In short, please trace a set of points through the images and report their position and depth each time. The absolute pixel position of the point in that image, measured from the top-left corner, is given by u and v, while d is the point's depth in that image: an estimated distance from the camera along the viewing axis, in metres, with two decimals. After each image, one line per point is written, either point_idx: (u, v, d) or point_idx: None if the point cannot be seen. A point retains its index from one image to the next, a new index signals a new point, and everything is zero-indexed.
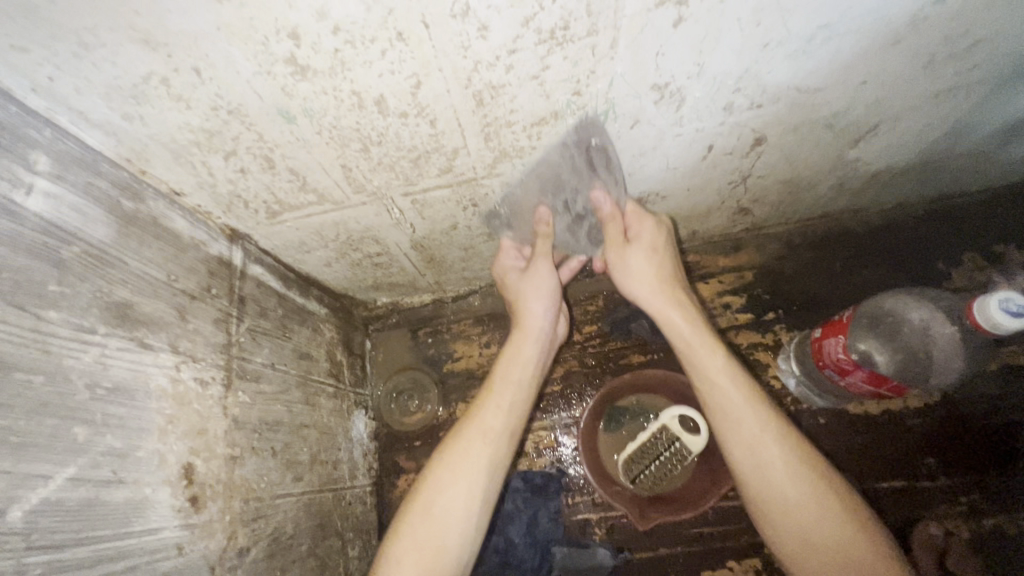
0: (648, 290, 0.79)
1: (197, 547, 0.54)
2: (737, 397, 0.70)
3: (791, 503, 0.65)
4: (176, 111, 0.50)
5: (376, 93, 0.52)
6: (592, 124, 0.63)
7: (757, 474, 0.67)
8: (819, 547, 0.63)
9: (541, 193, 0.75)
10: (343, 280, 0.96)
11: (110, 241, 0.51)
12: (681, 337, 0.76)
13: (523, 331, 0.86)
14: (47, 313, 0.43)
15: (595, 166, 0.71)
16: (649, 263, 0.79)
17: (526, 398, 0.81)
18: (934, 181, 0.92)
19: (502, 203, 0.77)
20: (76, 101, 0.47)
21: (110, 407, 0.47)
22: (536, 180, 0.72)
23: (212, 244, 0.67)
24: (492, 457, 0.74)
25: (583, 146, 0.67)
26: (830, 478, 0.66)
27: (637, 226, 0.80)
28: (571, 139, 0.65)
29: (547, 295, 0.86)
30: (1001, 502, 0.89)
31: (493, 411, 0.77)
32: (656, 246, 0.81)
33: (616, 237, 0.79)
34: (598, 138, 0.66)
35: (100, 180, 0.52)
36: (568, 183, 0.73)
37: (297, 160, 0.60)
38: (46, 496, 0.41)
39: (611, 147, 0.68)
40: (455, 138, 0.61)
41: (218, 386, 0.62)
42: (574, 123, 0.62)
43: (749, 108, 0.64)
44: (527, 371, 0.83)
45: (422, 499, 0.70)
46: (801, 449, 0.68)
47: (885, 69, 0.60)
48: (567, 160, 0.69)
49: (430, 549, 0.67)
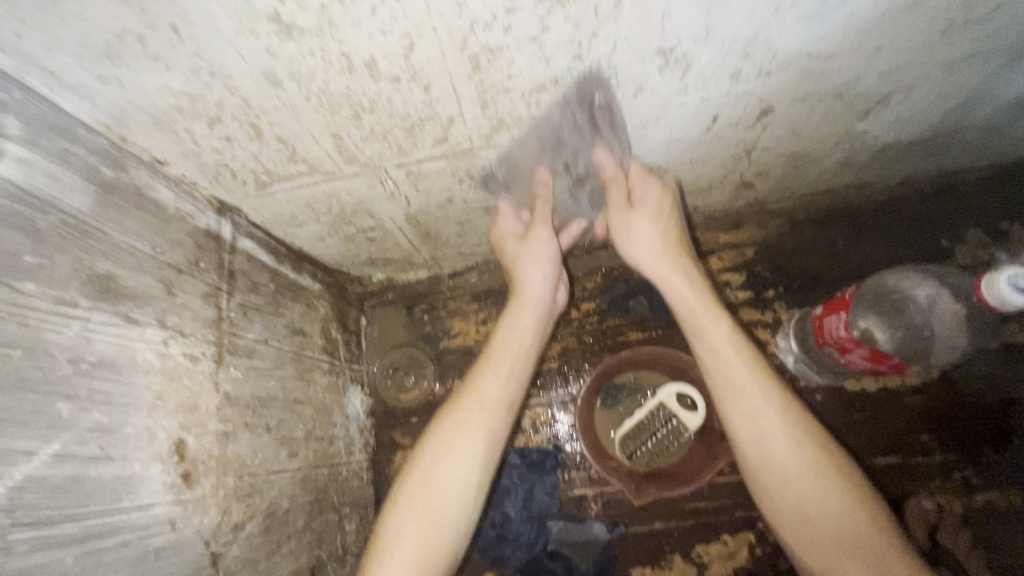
0: (653, 256, 0.76)
1: (190, 522, 0.54)
2: (739, 367, 0.70)
3: (790, 472, 0.65)
4: (154, 73, 0.47)
5: (367, 54, 0.49)
6: (596, 78, 0.58)
7: (756, 446, 0.67)
8: (816, 516, 0.63)
9: (541, 154, 0.71)
10: (337, 255, 0.94)
11: (89, 211, 0.49)
12: (686, 307, 0.74)
13: (522, 299, 0.84)
14: (24, 286, 0.41)
15: (597, 125, 0.66)
16: (655, 227, 0.77)
17: (524, 368, 0.81)
18: (942, 156, 0.90)
19: (499, 166, 0.73)
20: (46, 60, 0.44)
21: (95, 383, 0.46)
22: (536, 141, 0.68)
23: (199, 217, 0.65)
24: (490, 427, 0.74)
25: (586, 102, 0.62)
26: (830, 449, 0.66)
27: (640, 186, 0.78)
28: (572, 96, 0.61)
29: (547, 262, 0.83)
30: (993, 478, 0.90)
31: (492, 381, 0.76)
32: (659, 210, 0.78)
33: (617, 199, 0.76)
34: (602, 94, 0.61)
35: (77, 146, 0.50)
36: (568, 144, 0.69)
37: (285, 127, 0.57)
38: (30, 473, 0.40)
39: (616, 106, 0.64)
40: (450, 105, 0.58)
41: (209, 362, 0.61)
42: (578, 76, 0.57)
43: (757, 76, 0.61)
44: (526, 340, 0.82)
45: (420, 471, 0.70)
46: (802, 420, 0.67)
47: (900, 35, 0.57)
48: (568, 119, 0.65)
49: (429, 518, 0.67)
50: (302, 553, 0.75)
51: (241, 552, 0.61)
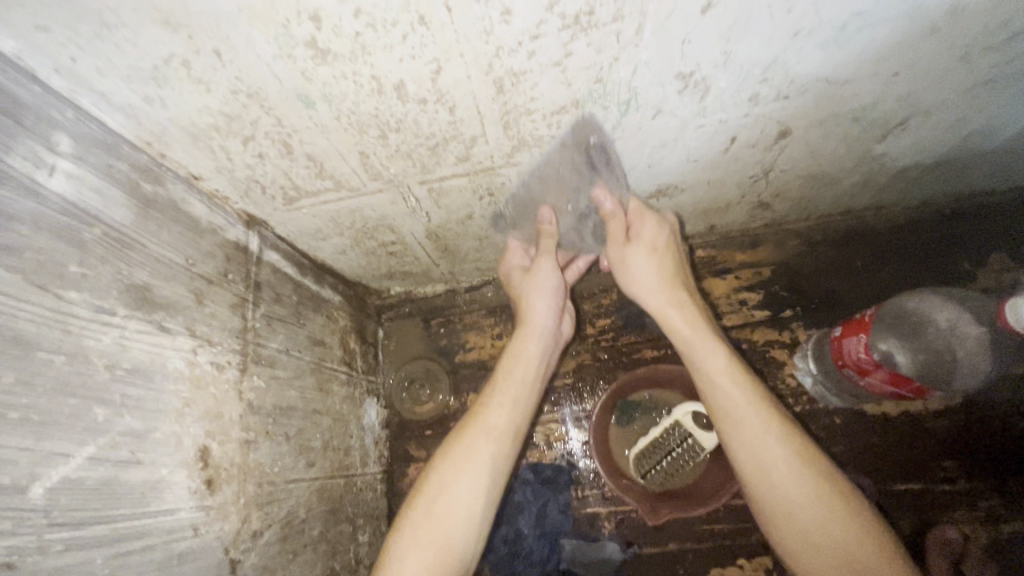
0: (648, 287, 0.77)
1: (212, 528, 0.55)
2: (739, 397, 0.69)
3: (793, 502, 0.64)
4: (196, 94, 0.50)
5: (396, 78, 0.51)
6: (589, 124, 0.63)
7: (757, 474, 0.67)
8: (824, 549, 0.62)
9: (546, 192, 0.76)
10: (358, 268, 0.96)
11: (130, 225, 0.52)
12: (683, 338, 0.75)
13: (527, 329, 0.85)
14: (68, 295, 0.43)
15: (595, 166, 0.71)
16: (651, 261, 0.78)
17: (529, 399, 0.81)
18: (964, 178, 0.89)
19: (509, 203, 0.79)
20: (98, 83, 0.47)
21: (129, 388, 0.48)
22: (539, 179, 0.73)
23: (229, 229, 0.68)
24: (496, 454, 0.74)
25: (581, 145, 0.67)
26: (835, 478, 0.65)
27: (637, 224, 0.79)
28: (568, 139, 0.65)
29: (552, 293, 0.86)
30: (1020, 508, 0.88)
31: (497, 410, 0.77)
32: (657, 244, 0.79)
33: (616, 236, 0.78)
34: (597, 136, 0.66)
35: (121, 162, 0.52)
36: (570, 185, 0.74)
37: (315, 145, 0.59)
38: (66, 474, 0.41)
39: (611, 147, 0.69)
40: (474, 126, 0.60)
41: (234, 370, 0.63)
42: (572, 120, 0.62)
43: (775, 99, 0.62)
44: (531, 369, 0.82)
45: (425, 497, 0.70)
46: (803, 449, 0.66)
47: (918, 60, 0.58)
48: (566, 162, 0.70)
49: (436, 546, 0.67)
50: (317, 563, 0.75)
51: (259, 560, 0.62)
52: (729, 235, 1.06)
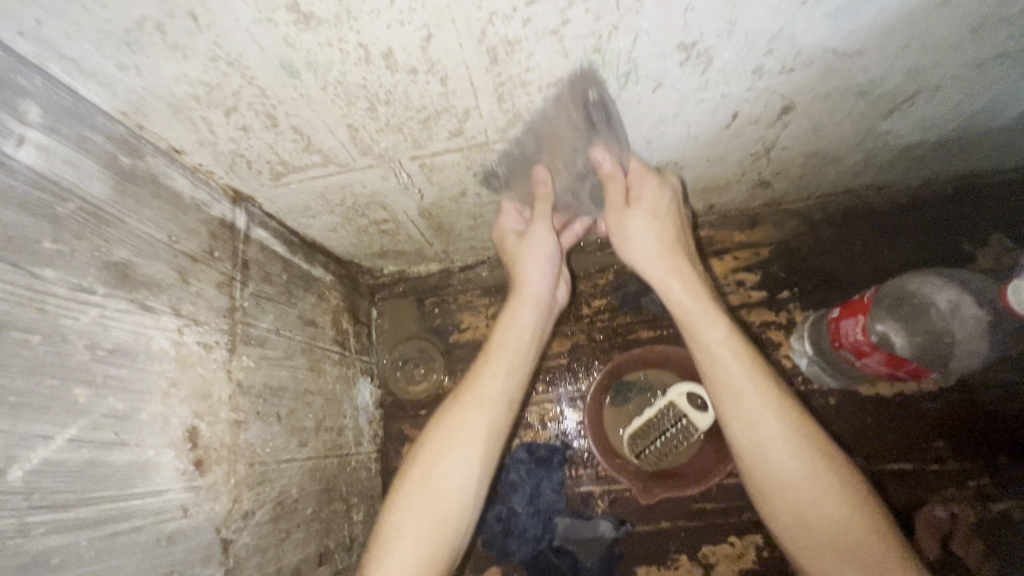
0: (648, 255, 0.76)
1: (202, 509, 0.54)
2: (738, 370, 0.69)
3: (788, 476, 0.64)
4: (173, 61, 0.47)
5: (384, 46, 0.48)
6: (587, 78, 0.58)
7: (753, 447, 0.66)
8: (815, 523, 0.62)
9: (540, 151, 0.70)
10: (350, 246, 0.94)
11: (108, 200, 0.50)
12: (684, 309, 0.74)
13: (521, 297, 0.83)
14: (43, 273, 0.42)
15: (593, 123, 0.65)
16: (650, 226, 0.76)
17: (523, 368, 0.80)
18: (968, 157, 0.87)
19: (500, 164, 0.73)
20: (67, 48, 0.44)
21: (111, 369, 0.46)
22: (534, 138, 0.67)
23: (214, 206, 0.66)
24: (489, 425, 0.73)
25: (578, 99, 0.61)
26: (830, 453, 0.65)
27: (637, 186, 0.76)
28: (565, 94, 0.60)
29: (547, 260, 0.83)
30: (1009, 488, 0.89)
31: (491, 382, 0.76)
32: (658, 209, 0.77)
33: (615, 198, 0.75)
34: (595, 92, 0.60)
35: (96, 133, 0.50)
36: (566, 143, 0.69)
37: (301, 118, 0.57)
38: (46, 457, 0.40)
39: (611, 104, 0.63)
40: (467, 99, 0.58)
41: (222, 350, 0.61)
42: (568, 74, 0.56)
43: (780, 72, 0.60)
44: (525, 338, 0.81)
45: (419, 469, 0.70)
46: (800, 423, 0.66)
47: (929, 32, 0.56)
48: (563, 118, 0.64)
49: (430, 517, 0.66)
50: (311, 542, 0.76)
51: (252, 539, 0.62)
52: (727, 214, 1.04)
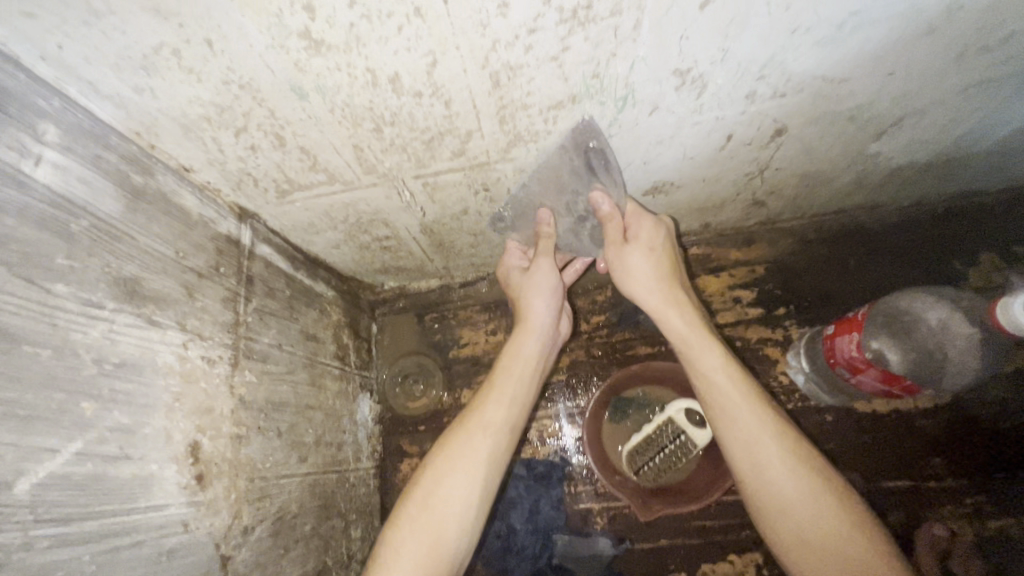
0: (643, 288, 0.78)
1: (202, 524, 0.54)
2: (735, 395, 0.70)
3: (789, 499, 0.64)
4: (187, 84, 0.49)
5: (391, 71, 0.50)
6: (588, 127, 0.64)
7: (752, 470, 0.67)
8: (817, 544, 0.62)
9: (544, 193, 0.76)
10: (352, 262, 0.95)
11: (119, 216, 0.51)
12: (679, 336, 0.75)
13: (525, 328, 0.86)
14: (54, 288, 0.43)
15: (594, 169, 0.71)
16: (648, 261, 0.79)
17: (526, 395, 0.81)
18: (956, 178, 0.90)
19: (507, 205, 0.80)
20: (85, 71, 0.46)
21: (117, 383, 0.47)
22: (538, 181, 0.74)
23: (221, 223, 0.67)
24: (492, 450, 0.74)
25: (581, 148, 0.68)
26: (827, 475, 0.66)
27: (635, 225, 0.79)
28: (568, 142, 0.67)
29: (550, 294, 0.86)
30: (1006, 506, 0.89)
31: (495, 406, 0.77)
32: (655, 245, 0.80)
33: (614, 236, 0.78)
34: (596, 140, 0.66)
35: (110, 153, 0.51)
36: (568, 186, 0.75)
37: (308, 138, 0.59)
38: (52, 470, 0.40)
39: (609, 149, 0.68)
40: (469, 121, 0.60)
41: (225, 365, 0.62)
42: (572, 124, 0.63)
43: (772, 97, 0.62)
44: (529, 366, 0.83)
45: (421, 490, 0.70)
46: (798, 447, 0.67)
47: (914, 60, 0.58)
48: (566, 163, 0.71)
49: (429, 538, 0.66)
50: (309, 559, 0.75)
51: (250, 556, 0.62)
52: (723, 233, 1.06)
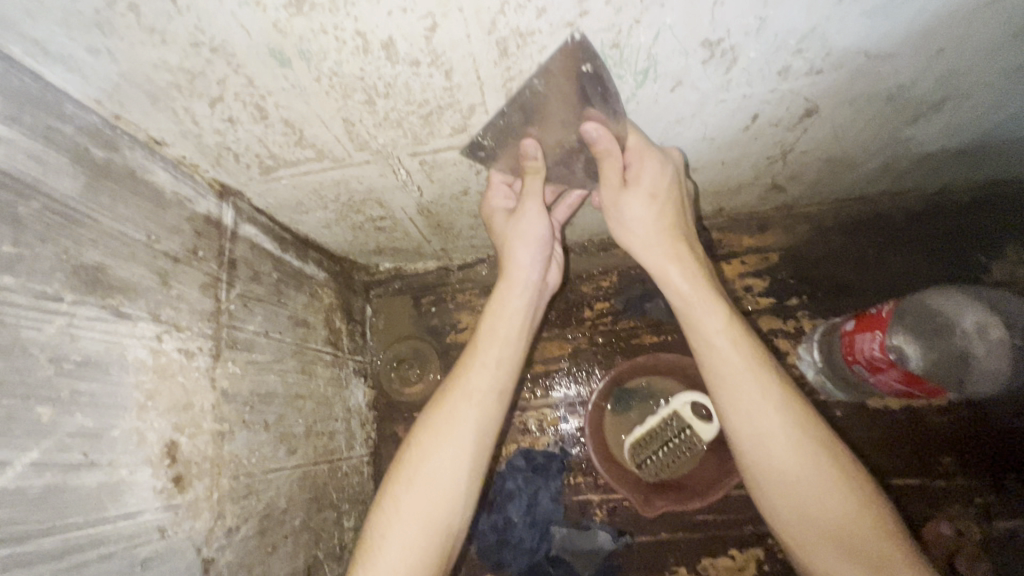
0: (645, 243, 0.71)
1: (181, 529, 0.51)
2: (737, 362, 0.64)
3: (790, 472, 0.60)
4: (150, 45, 0.43)
5: (384, 34, 0.44)
6: (578, 45, 0.48)
7: (754, 442, 0.62)
8: (819, 520, 0.59)
9: (527, 122, 0.60)
10: (344, 243, 0.90)
11: (79, 196, 0.45)
12: (680, 297, 0.69)
13: (508, 284, 0.78)
14: (1, 280, 0.37)
15: (589, 97, 0.56)
16: (650, 211, 0.70)
17: (513, 356, 0.76)
18: (989, 165, 0.84)
19: (484, 131, 0.61)
20: (29, 28, 0.40)
21: (80, 384, 0.42)
22: (518, 107, 0.57)
23: (200, 202, 0.61)
24: (479, 418, 0.70)
25: (570, 70, 0.52)
26: (833, 447, 0.61)
27: (637, 163, 0.67)
28: (554, 61, 0.50)
29: (536, 240, 0.77)
30: (1016, 506, 0.87)
31: (480, 371, 0.72)
32: (658, 191, 0.70)
33: (612, 179, 0.68)
34: (590, 62, 0.51)
35: (67, 124, 0.45)
36: (554, 114, 0.59)
37: (292, 110, 0.53)
38: (4, 485, 0.36)
39: (605, 73, 0.53)
40: (472, 93, 0.54)
41: (206, 357, 0.58)
42: (557, 44, 0.48)
43: (807, 74, 0.56)
44: (514, 325, 0.77)
45: (404, 471, 0.66)
46: (802, 417, 0.62)
47: (967, 35, 0.52)
48: (553, 87, 0.54)
49: (420, 518, 0.63)
50: (299, 553, 0.72)
51: (235, 556, 0.59)
52: (736, 218, 1.01)
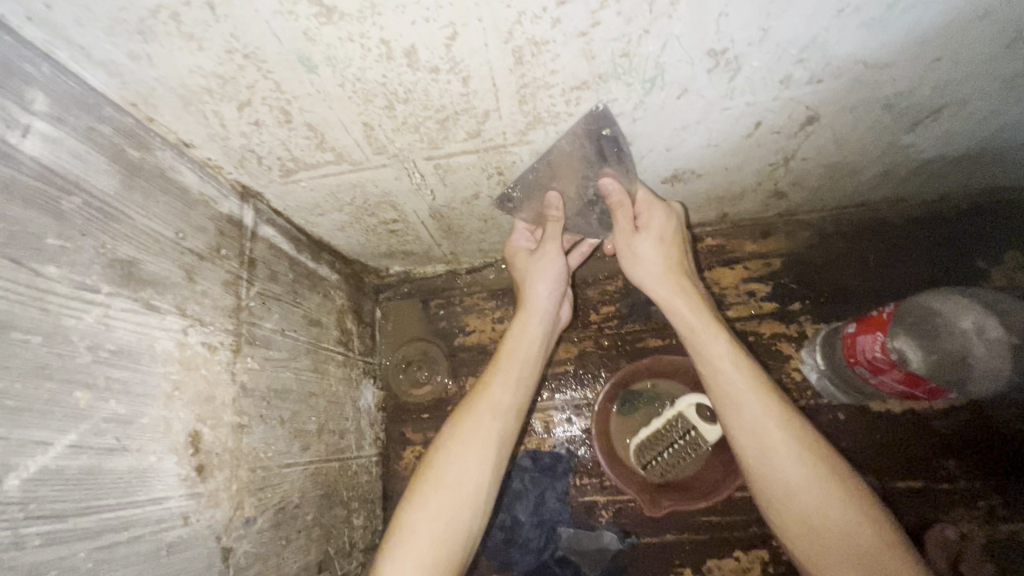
0: (656, 276, 0.77)
1: (203, 516, 0.52)
2: (739, 380, 0.67)
3: (793, 487, 0.61)
4: (187, 52, 0.45)
5: (407, 43, 0.47)
6: (602, 115, 0.61)
7: (757, 457, 0.64)
8: (824, 533, 0.60)
9: (554, 178, 0.72)
10: (357, 246, 0.92)
11: (114, 193, 0.48)
12: (686, 323, 0.73)
13: (527, 311, 0.84)
14: (44, 269, 0.40)
15: (605, 156, 0.68)
16: (659, 252, 0.77)
17: (532, 377, 0.80)
18: (986, 173, 0.86)
19: (515, 185, 0.75)
20: (76, 35, 0.42)
21: (113, 371, 0.44)
22: (548, 167, 0.70)
23: (222, 202, 0.64)
24: (501, 431, 0.72)
25: (590, 134, 0.64)
26: (836, 463, 0.62)
27: (647, 212, 0.76)
28: (581, 128, 0.63)
29: (554, 276, 0.83)
30: (1019, 509, 0.88)
31: (502, 387, 0.75)
32: (665, 234, 0.78)
33: (625, 224, 0.76)
34: (609, 129, 0.64)
35: (104, 124, 0.48)
36: (578, 172, 0.71)
37: (316, 114, 0.55)
38: (45, 464, 0.38)
39: (621, 137, 0.66)
40: (488, 99, 0.56)
41: (227, 351, 0.59)
42: (584, 110, 0.60)
43: (808, 82, 0.59)
44: (533, 348, 0.81)
45: (434, 470, 0.68)
46: (809, 438, 0.64)
47: (961, 46, 0.55)
48: (577, 149, 0.67)
49: (446, 517, 0.65)
50: (311, 548, 0.74)
51: (252, 547, 0.60)
52: (740, 224, 1.03)
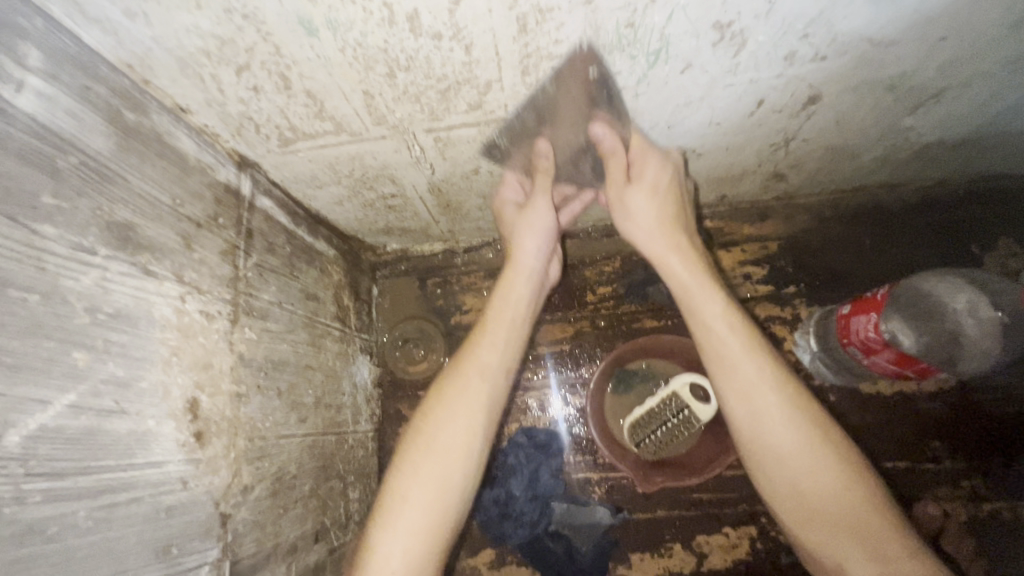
0: (648, 230, 0.75)
1: (201, 482, 0.53)
2: (734, 344, 0.67)
3: (784, 451, 0.62)
4: (185, 10, 0.44)
5: (410, 7, 0.46)
6: (588, 53, 0.55)
7: (750, 422, 0.64)
8: (813, 497, 0.61)
9: (541, 127, 0.67)
10: (354, 221, 0.91)
11: (112, 155, 0.47)
12: (680, 286, 0.72)
13: (515, 270, 0.81)
14: (42, 229, 0.39)
15: (596, 99, 0.63)
16: (654, 204, 0.74)
17: (518, 339, 0.78)
18: (984, 158, 0.86)
19: (502, 135, 0.68)
20: None
21: (112, 334, 0.44)
22: (534, 112, 0.64)
23: (219, 169, 0.63)
24: (487, 395, 0.72)
25: (578, 76, 0.58)
26: (826, 426, 0.64)
27: (640, 162, 0.73)
28: (566, 69, 0.57)
29: (544, 233, 0.80)
30: (1001, 489, 0.90)
31: (489, 349, 0.75)
32: (658, 185, 0.75)
33: (616, 175, 0.73)
34: (596, 67, 0.57)
35: (100, 85, 0.47)
36: (566, 121, 0.67)
37: (315, 81, 0.54)
38: (44, 423, 0.38)
39: (612, 80, 0.60)
40: (490, 69, 0.55)
41: (224, 321, 0.59)
42: (569, 50, 0.54)
43: (813, 59, 0.58)
44: (520, 310, 0.79)
45: (421, 438, 0.68)
46: (802, 402, 0.64)
47: (967, 25, 0.54)
48: (564, 94, 0.61)
49: (437, 483, 0.65)
50: (308, 518, 0.74)
51: (250, 514, 0.61)
52: (738, 207, 1.03)
